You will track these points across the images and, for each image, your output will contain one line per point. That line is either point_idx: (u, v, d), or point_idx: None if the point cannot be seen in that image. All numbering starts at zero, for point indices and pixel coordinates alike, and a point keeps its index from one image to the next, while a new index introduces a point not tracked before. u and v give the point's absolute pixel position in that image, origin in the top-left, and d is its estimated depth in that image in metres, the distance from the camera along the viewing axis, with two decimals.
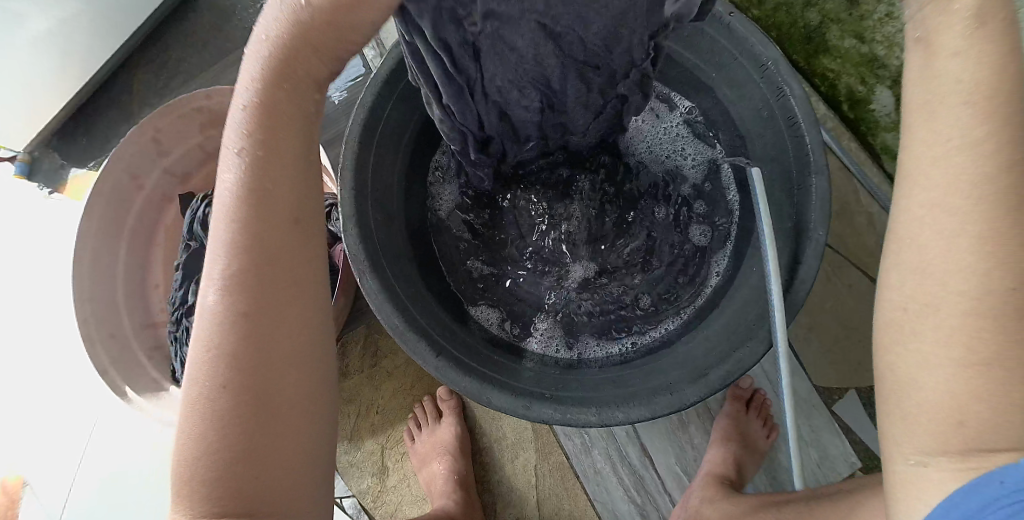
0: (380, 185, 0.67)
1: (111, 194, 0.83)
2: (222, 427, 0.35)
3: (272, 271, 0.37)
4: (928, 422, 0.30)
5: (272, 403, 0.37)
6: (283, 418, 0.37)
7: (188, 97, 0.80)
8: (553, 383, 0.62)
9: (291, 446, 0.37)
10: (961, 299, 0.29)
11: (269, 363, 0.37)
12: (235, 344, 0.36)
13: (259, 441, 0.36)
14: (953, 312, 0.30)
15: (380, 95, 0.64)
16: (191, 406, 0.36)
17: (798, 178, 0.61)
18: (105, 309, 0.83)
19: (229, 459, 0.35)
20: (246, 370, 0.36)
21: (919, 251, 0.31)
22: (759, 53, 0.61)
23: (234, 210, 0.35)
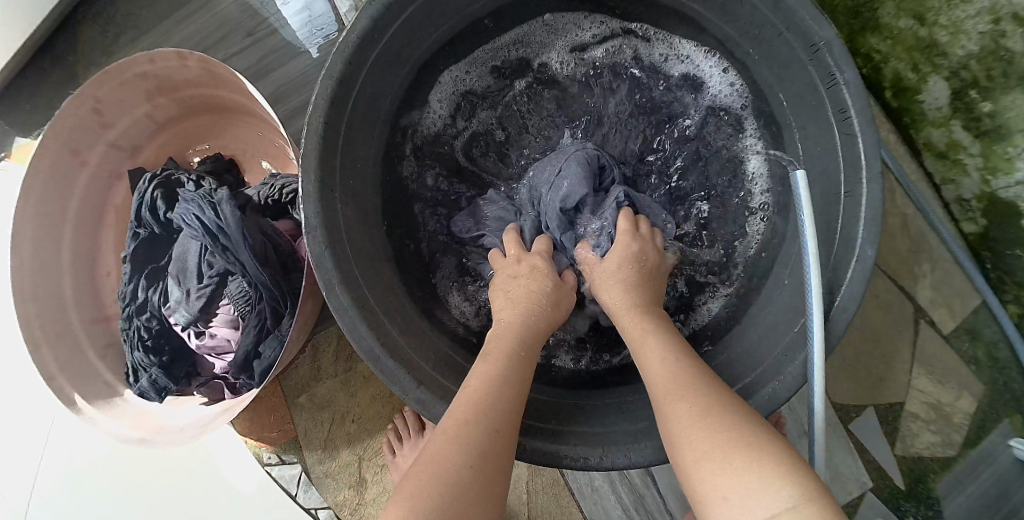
0: (352, 175, 0.57)
1: (50, 174, 0.71)
2: (471, 445, 0.40)
3: (505, 360, 0.48)
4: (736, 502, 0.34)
5: (499, 446, 0.42)
6: (505, 481, 0.42)
7: (127, 62, 0.66)
8: (557, 412, 0.56)
9: (500, 500, 0.40)
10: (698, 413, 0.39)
11: (518, 437, 0.45)
12: (508, 418, 0.43)
13: (485, 478, 0.40)
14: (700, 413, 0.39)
15: (352, 67, 0.52)
16: (463, 458, 0.40)
17: (846, 184, 0.53)
18: (49, 305, 0.73)
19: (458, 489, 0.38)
20: (500, 413, 0.43)
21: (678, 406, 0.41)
22: (811, 32, 0.51)
23: (533, 327, 0.52)
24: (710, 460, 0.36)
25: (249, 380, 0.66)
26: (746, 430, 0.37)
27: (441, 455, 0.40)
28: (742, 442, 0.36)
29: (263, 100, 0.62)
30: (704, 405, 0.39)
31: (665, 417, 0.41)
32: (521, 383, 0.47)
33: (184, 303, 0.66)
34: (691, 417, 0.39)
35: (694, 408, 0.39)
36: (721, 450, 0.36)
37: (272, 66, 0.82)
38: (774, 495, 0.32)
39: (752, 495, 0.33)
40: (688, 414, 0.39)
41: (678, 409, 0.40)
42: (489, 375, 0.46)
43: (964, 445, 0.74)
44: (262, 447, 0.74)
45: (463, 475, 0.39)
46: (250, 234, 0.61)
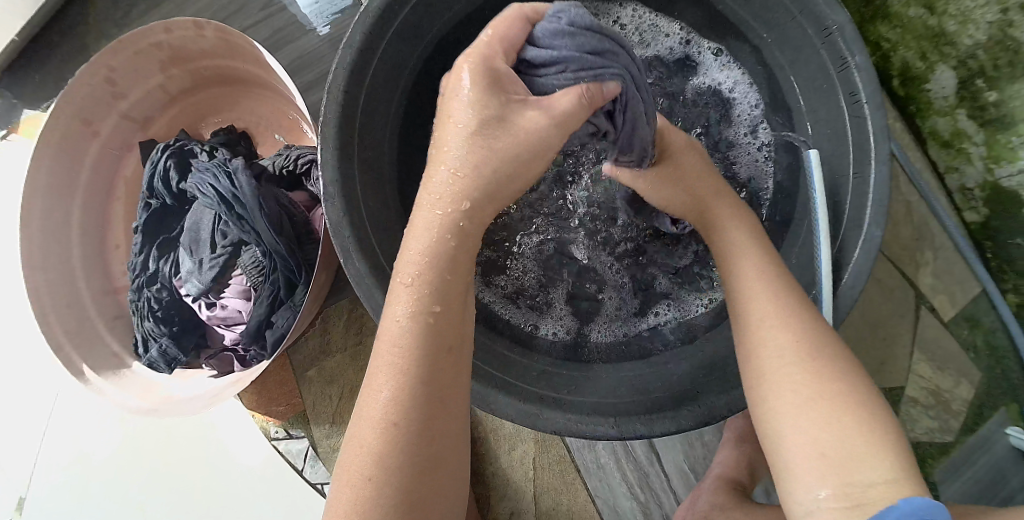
0: (370, 142, 0.57)
1: (63, 143, 0.71)
2: (401, 426, 0.36)
3: (432, 268, 0.37)
4: (810, 445, 0.40)
5: (440, 404, 0.37)
6: (436, 478, 0.37)
7: (144, 31, 0.66)
8: (570, 384, 0.56)
9: (448, 446, 0.38)
10: (806, 374, 0.42)
11: (442, 425, 0.38)
12: (417, 417, 0.36)
13: (428, 448, 0.37)
14: (806, 378, 0.42)
15: (371, 37, 0.53)
16: (361, 469, 0.36)
17: (855, 164, 0.53)
18: (60, 273, 0.74)
19: (398, 478, 0.35)
20: (435, 363, 0.37)
21: (775, 350, 0.44)
22: (825, 15, 0.52)
23: (443, 221, 0.37)
24: (802, 414, 0.41)
25: (259, 350, 0.67)
26: (844, 377, 0.42)
27: (349, 458, 0.37)
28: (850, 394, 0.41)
29: (278, 69, 0.62)
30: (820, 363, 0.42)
31: (751, 341, 0.45)
32: (435, 357, 0.37)
33: (197, 273, 0.66)
34: (798, 362, 0.42)
35: (795, 339, 0.43)
36: (831, 408, 0.40)
37: (284, 41, 0.83)
38: (876, 466, 0.38)
39: (856, 454, 0.39)
40: (796, 365, 0.42)
41: (778, 339, 0.44)
42: (391, 355, 0.37)
43: (961, 431, 0.75)
44: (269, 421, 0.74)
45: (362, 487, 0.35)
46: (265, 202, 0.61)
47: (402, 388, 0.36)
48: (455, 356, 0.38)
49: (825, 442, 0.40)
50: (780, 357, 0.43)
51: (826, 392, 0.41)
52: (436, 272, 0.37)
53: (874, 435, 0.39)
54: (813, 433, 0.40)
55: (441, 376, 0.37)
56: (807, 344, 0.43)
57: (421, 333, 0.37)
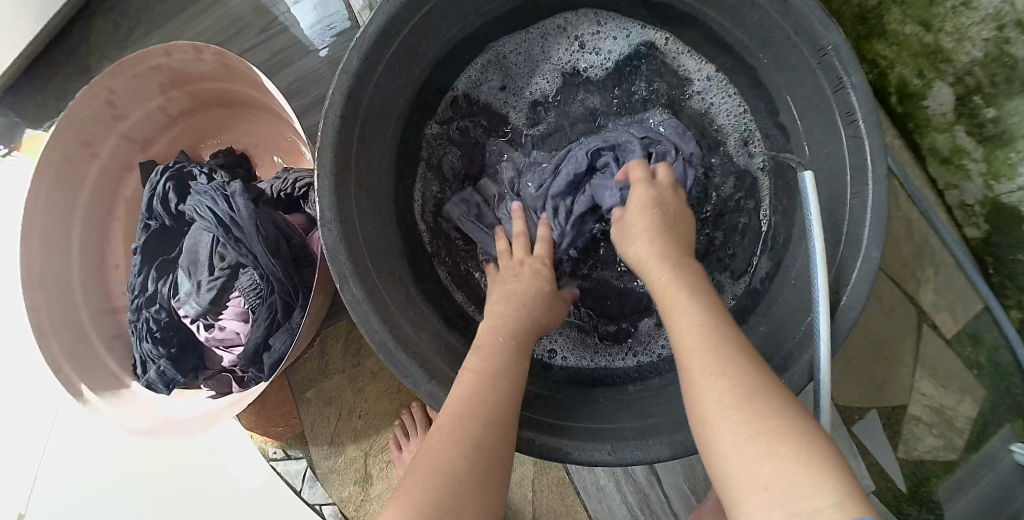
0: (367, 167, 0.57)
1: (63, 163, 0.72)
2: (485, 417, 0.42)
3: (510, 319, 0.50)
4: (749, 482, 0.33)
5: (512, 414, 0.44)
6: (506, 471, 0.42)
7: (143, 54, 0.67)
8: (566, 409, 0.56)
9: (507, 455, 0.43)
10: (727, 402, 0.36)
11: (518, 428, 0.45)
12: (506, 412, 0.44)
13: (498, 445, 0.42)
14: (735, 412, 0.35)
15: (368, 62, 0.53)
16: (459, 450, 0.40)
17: (852, 186, 0.53)
18: (60, 294, 0.74)
19: (472, 461, 0.40)
20: (513, 379, 0.46)
21: (702, 391, 0.37)
22: (820, 36, 0.52)
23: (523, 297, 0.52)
24: (740, 451, 0.34)
25: (257, 372, 0.66)
26: (771, 411, 0.35)
27: (440, 443, 0.41)
28: (776, 424, 0.34)
29: (276, 92, 0.63)
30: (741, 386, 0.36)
31: (687, 375, 0.39)
32: (519, 371, 0.47)
33: (195, 295, 0.66)
34: (731, 399, 0.36)
35: (730, 384, 0.37)
36: (760, 442, 0.34)
37: (282, 63, 0.83)
38: (818, 496, 0.30)
39: (797, 487, 0.31)
40: (728, 395, 0.36)
41: (713, 388, 0.37)
42: (484, 363, 0.46)
43: (966, 449, 0.74)
44: (269, 441, 0.74)
45: (459, 466, 0.39)
46: (263, 227, 0.62)
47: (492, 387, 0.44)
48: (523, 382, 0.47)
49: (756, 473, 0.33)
50: (719, 388, 0.37)
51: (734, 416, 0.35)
52: (520, 312, 0.52)
53: (809, 464, 0.32)
54: (752, 468, 0.33)
55: (524, 385, 0.47)
56: (716, 357, 0.38)
57: (512, 353, 0.48)
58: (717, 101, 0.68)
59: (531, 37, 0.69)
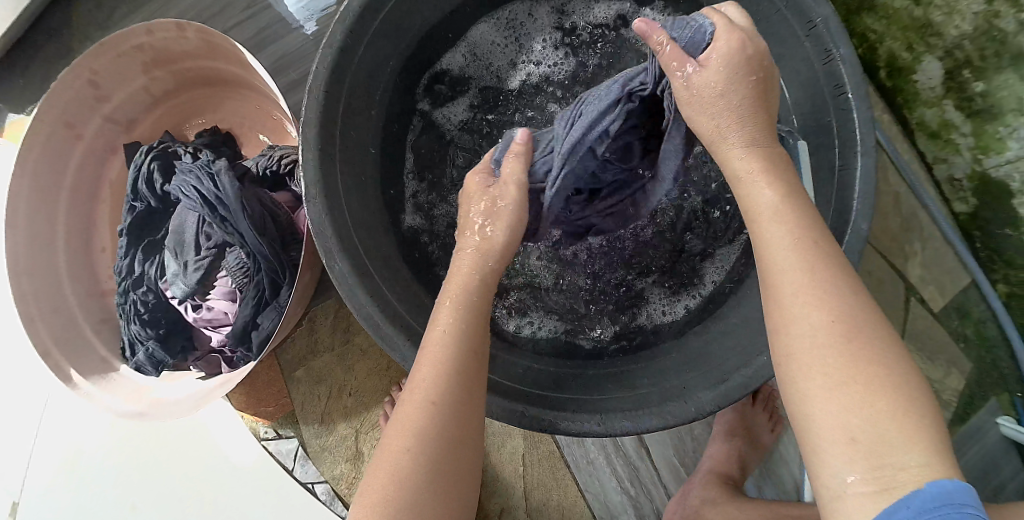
0: (351, 144, 0.56)
1: (46, 145, 0.70)
2: (427, 430, 0.42)
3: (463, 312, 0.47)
4: (833, 434, 0.32)
5: (465, 422, 0.43)
6: (456, 459, 0.42)
7: (124, 34, 0.66)
8: (556, 381, 0.56)
9: (466, 461, 0.43)
10: (827, 326, 0.33)
11: (472, 413, 0.44)
12: (448, 398, 0.43)
13: (447, 459, 0.42)
14: (828, 341, 0.33)
15: (354, 35, 0.52)
16: (400, 443, 0.42)
17: (841, 157, 0.53)
18: (48, 278, 0.74)
19: (416, 482, 0.40)
20: (466, 382, 0.44)
21: (790, 311, 0.35)
22: (809, 8, 0.52)
23: (468, 286, 0.49)
24: (826, 403, 0.32)
25: (246, 352, 0.66)
26: (887, 355, 0.32)
27: (392, 438, 0.42)
28: (868, 376, 0.32)
29: (260, 69, 0.62)
30: (843, 316, 0.33)
31: (773, 301, 0.36)
32: (474, 355, 0.45)
33: (182, 276, 0.66)
34: (826, 335, 0.33)
35: (828, 315, 0.34)
36: (862, 382, 0.32)
37: (267, 41, 0.82)
38: (905, 454, 0.30)
39: (889, 442, 0.30)
40: (822, 318, 0.34)
41: (808, 316, 0.34)
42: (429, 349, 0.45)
43: (952, 421, 0.75)
44: (259, 421, 0.74)
45: (399, 458, 0.41)
46: (248, 204, 0.61)
47: (437, 399, 0.42)
48: (479, 381, 0.45)
49: (839, 417, 0.32)
50: (809, 328, 0.34)
51: (826, 354, 0.33)
52: (469, 293, 0.48)
53: (904, 411, 0.31)
54: (833, 416, 0.32)
55: (469, 370, 0.44)
56: (845, 321, 0.33)
57: (460, 335, 0.46)
58: None
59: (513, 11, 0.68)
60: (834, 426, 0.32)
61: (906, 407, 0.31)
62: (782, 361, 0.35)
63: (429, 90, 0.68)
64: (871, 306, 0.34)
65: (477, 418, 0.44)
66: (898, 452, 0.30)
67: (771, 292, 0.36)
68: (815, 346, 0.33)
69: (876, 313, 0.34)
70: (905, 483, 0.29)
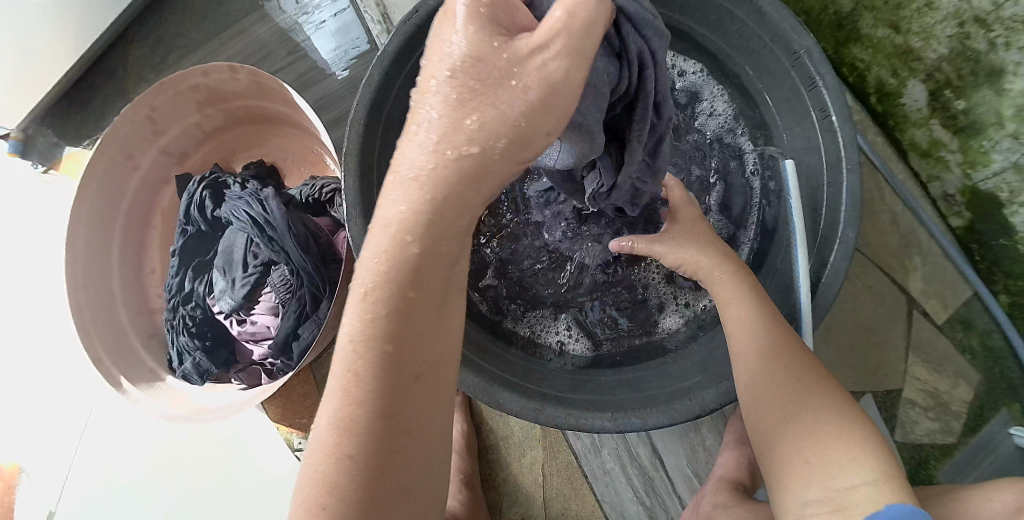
0: (385, 169, 0.63)
1: (107, 174, 0.79)
2: (360, 414, 0.30)
3: (424, 274, 0.31)
4: (802, 467, 0.43)
5: (410, 396, 0.31)
6: (415, 444, 0.31)
7: (182, 75, 0.74)
8: (572, 385, 0.60)
9: (421, 452, 0.31)
10: (777, 378, 0.48)
11: (418, 389, 0.31)
12: (374, 425, 0.30)
13: (401, 443, 0.30)
14: (779, 386, 0.48)
15: (388, 75, 0.59)
16: (314, 503, 0.29)
17: (829, 173, 0.57)
18: (102, 296, 0.81)
19: (363, 479, 0.29)
20: (401, 349, 0.31)
21: (757, 361, 0.49)
22: (792, 41, 0.57)
23: (414, 210, 0.31)
24: (790, 438, 0.45)
25: (286, 362, 0.72)
26: (833, 406, 0.45)
27: (317, 441, 0.30)
28: (819, 419, 0.45)
29: (304, 106, 0.70)
30: (807, 403, 0.46)
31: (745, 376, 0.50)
32: (408, 312, 0.31)
33: (229, 292, 0.72)
34: (778, 387, 0.48)
35: (781, 377, 0.48)
36: (812, 425, 0.44)
37: (309, 82, 0.91)
38: (851, 474, 0.41)
39: (836, 466, 0.41)
40: (781, 398, 0.47)
41: (766, 378, 0.48)
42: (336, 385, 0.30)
43: (964, 432, 0.76)
44: (294, 432, 0.79)
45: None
46: (293, 224, 0.68)
47: (363, 381, 0.30)
48: (424, 346, 0.31)
49: (798, 460, 0.44)
50: (770, 385, 0.48)
51: (787, 420, 0.46)
52: (396, 272, 0.31)
53: (854, 447, 0.42)
54: (798, 451, 0.44)
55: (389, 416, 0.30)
56: (794, 379, 0.48)
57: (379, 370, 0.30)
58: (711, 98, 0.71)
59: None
60: (798, 467, 0.43)
61: (854, 444, 0.42)
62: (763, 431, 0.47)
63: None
64: (832, 389, 0.47)
65: (437, 396, 0.32)
66: (843, 473, 0.41)
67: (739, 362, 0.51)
68: (771, 396, 0.48)
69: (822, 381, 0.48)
70: (856, 498, 0.40)
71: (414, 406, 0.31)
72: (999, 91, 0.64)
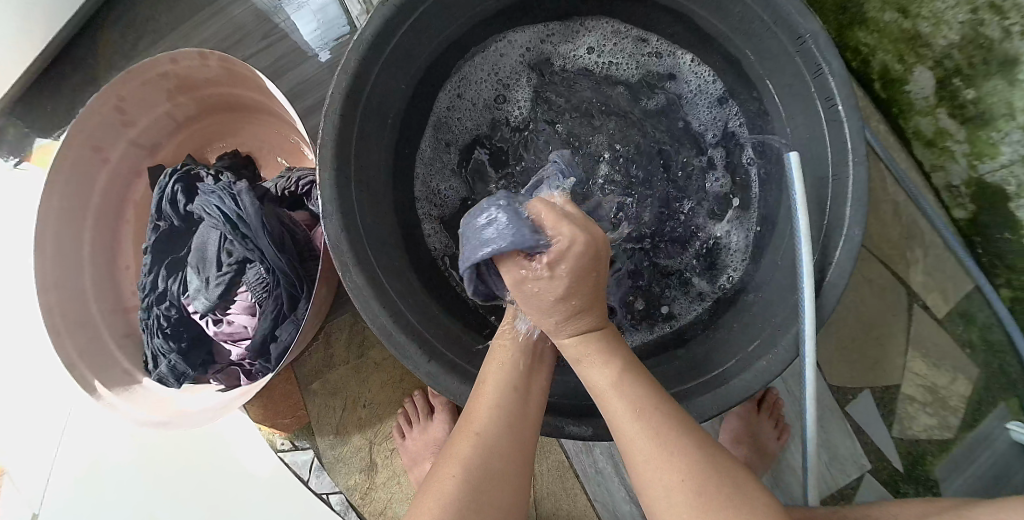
0: (365, 164, 0.59)
1: (74, 167, 0.75)
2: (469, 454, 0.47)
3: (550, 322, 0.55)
4: None
5: (512, 428, 0.48)
6: (495, 476, 0.47)
7: (150, 62, 0.70)
8: (564, 389, 0.58)
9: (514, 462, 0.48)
10: (660, 442, 0.44)
11: (509, 429, 0.48)
12: (477, 459, 0.47)
13: (490, 472, 0.47)
14: (668, 446, 0.44)
15: (366, 62, 0.55)
16: (451, 469, 0.46)
17: (834, 166, 0.54)
18: (73, 296, 0.77)
19: (466, 498, 0.45)
20: (516, 389, 0.50)
21: (634, 429, 0.45)
22: (797, 24, 0.54)
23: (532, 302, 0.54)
24: (675, 506, 0.43)
25: (265, 364, 0.69)
26: (687, 451, 0.44)
27: (441, 472, 0.47)
28: (694, 477, 0.43)
29: (279, 95, 0.66)
30: (664, 440, 0.44)
31: (621, 435, 0.46)
32: (520, 372, 0.51)
33: (203, 291, 0.69)
34: (654, 443, 0.44)
35: (652, 432, 0.44)
36: (693, 487, 0.42)
37: (283, 68, 0.86)
38: None
39: None
40: (647, 436, 0.44)
41: (637, 434, 0.44)
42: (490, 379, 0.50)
43: (961, 427, 0.75)
44: (276, 433, 0.76)
45: (449, 484, 0.45)
46: (270, 223, 0.65)
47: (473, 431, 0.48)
48: (515, 397, 0.50)
49: (675, 508, 0.43)
50: (646, 443, 0.44)
51: (660, 458, 0.44)
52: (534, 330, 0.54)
53: (730, 513, 0.41)
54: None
55: (535, 379, 0.52)
56: (670, 425, 0.44)
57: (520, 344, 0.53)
58: (692, 83, 0.71)
59: (517, 40, 0.72)
60: (673, 511, 0.43)
61: (722, 511, 0.41)
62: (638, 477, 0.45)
63: (436, 120, 0.72)
64: (679, 421, 0.45)
65: (521, 427, 0.49)
66: None
67: (616, 427, 0.46)
68: (643, 448, 0.44)
69: (687, 425, 0.45)
70: None
71: (535, 386, 0.52)
72: (1012, 81, 0.61)
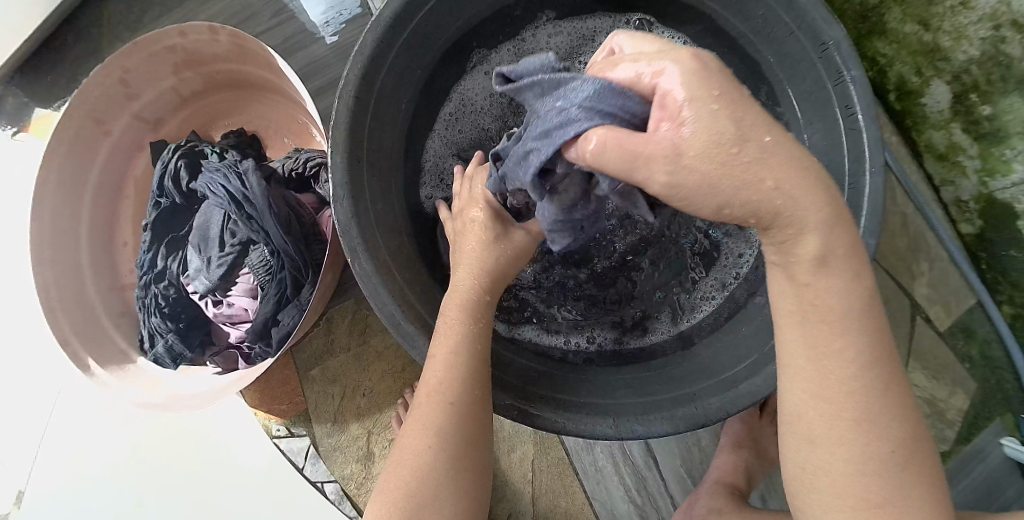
0: (378, 149, 0.58)
1: (75, 140, 0.73)
2: (436, 414, 0.44)
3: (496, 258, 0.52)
4: (849, 493, 0.35)
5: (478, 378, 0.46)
6: (465, 439, 0.44)
7: (157, 35, 0.68)
8: (569, 385, 0.57)
9: (482, 422, 0.46)
10: (860, 412, 0.34)
11: (480, 377, 0.46)
12: (443, 422, 0.44)
13: (458, 437, 0.44)
14: (849, 418, 0.34)
15: (383, 44, 0.54)
16: (420, 442, 0.43)
17: (851, 174, 0.54)
18: (68, 272, 0.75)
19: (434, 463, 0.43)
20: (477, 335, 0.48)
21: (830, 399, 0.35)
22: (820, 31, 0.54)
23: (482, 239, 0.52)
24: (840, 475, 0.35)
25: (264, 348, 0.68)
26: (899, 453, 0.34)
27: (406, 440, 0.44)
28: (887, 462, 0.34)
29: (291, 75, 0.64)
30: (869, 423, 0.34)
31: (804, 396, 0.36)
32: (478, 313, 0.49)
33: (204, 271, 0.68)
34: (856, 430, 0.34)
35: (855, 420, 0.34)
36: (879, 467, 0.34)
37: (292, 48, 0.84)
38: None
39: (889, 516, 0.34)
40: (854, 425, 0.34)
41: (840, 418, 0.34)
42: (444, 343, 0.46)
43: (957, 441, 0.76)
44: (272, 419, 0.75)
45: (420, 459, 0.43)
46: (275, 204, 0.63)
47: (436, 385, 0.45)
48: (479, 344, 0.47)
49: (821, 466, 0.35)
50: (839, 415, 0.34)
51: (817, 403, 0.35)
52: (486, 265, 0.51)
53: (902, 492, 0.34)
54: (836, 478, 0.35)
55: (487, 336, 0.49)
56: (867, 393, 0.34)
57: (475, 291, 0.50)
58: None
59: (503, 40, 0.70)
60: (819, 469, 0.36)
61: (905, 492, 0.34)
62: (801, 419, 0.36)
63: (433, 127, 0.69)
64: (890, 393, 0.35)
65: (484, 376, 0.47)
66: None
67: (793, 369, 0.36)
68: (836, 427, 0.34)
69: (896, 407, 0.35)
70: None
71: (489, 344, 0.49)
72: None
